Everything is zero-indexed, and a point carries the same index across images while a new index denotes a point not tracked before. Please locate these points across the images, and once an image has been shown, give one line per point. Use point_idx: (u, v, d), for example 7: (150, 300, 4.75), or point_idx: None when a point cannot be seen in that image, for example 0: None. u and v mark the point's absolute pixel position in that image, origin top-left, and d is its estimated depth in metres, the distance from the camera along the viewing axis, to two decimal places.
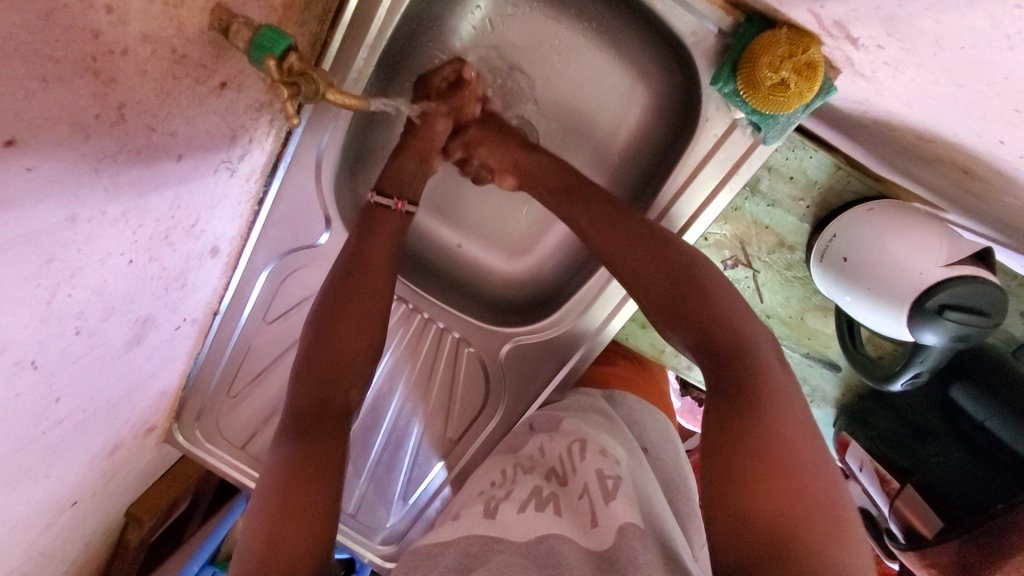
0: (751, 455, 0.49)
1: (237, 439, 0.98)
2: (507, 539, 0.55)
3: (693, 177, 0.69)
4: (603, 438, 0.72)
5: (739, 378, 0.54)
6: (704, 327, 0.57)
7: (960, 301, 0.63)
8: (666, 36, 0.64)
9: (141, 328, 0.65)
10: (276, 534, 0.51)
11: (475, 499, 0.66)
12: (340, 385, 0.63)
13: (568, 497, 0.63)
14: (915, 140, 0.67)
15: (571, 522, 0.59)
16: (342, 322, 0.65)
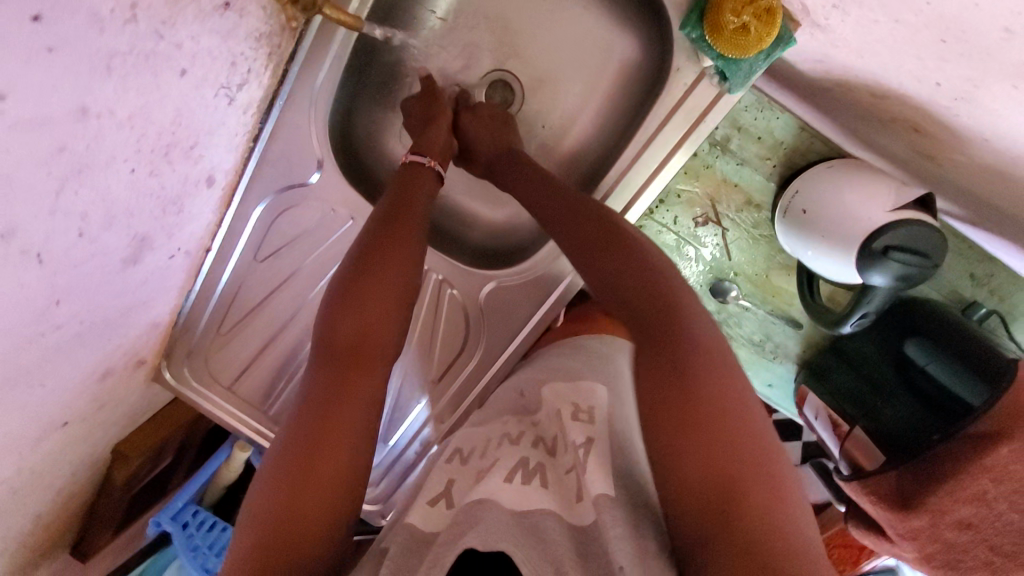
0: (670, 424, 0.52)
1: (225, 380, 1.01)
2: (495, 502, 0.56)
3: (664, 126, 0.73)
4: (585, 397, 0.75)
5: (666, 353, 0.56)
6: (637, 305, 0.60)
7: (904, 243, 0.68)
8: None
9: (138, 248, 0.68)
10: (292, 493, 0.50)
11: (462, 470, 0.67)
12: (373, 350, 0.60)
13: (555, 466, 0.64)
14: (870, 99, 0.74)
15: (558, 493, 0.59)
16: (376, 287, 0.62)
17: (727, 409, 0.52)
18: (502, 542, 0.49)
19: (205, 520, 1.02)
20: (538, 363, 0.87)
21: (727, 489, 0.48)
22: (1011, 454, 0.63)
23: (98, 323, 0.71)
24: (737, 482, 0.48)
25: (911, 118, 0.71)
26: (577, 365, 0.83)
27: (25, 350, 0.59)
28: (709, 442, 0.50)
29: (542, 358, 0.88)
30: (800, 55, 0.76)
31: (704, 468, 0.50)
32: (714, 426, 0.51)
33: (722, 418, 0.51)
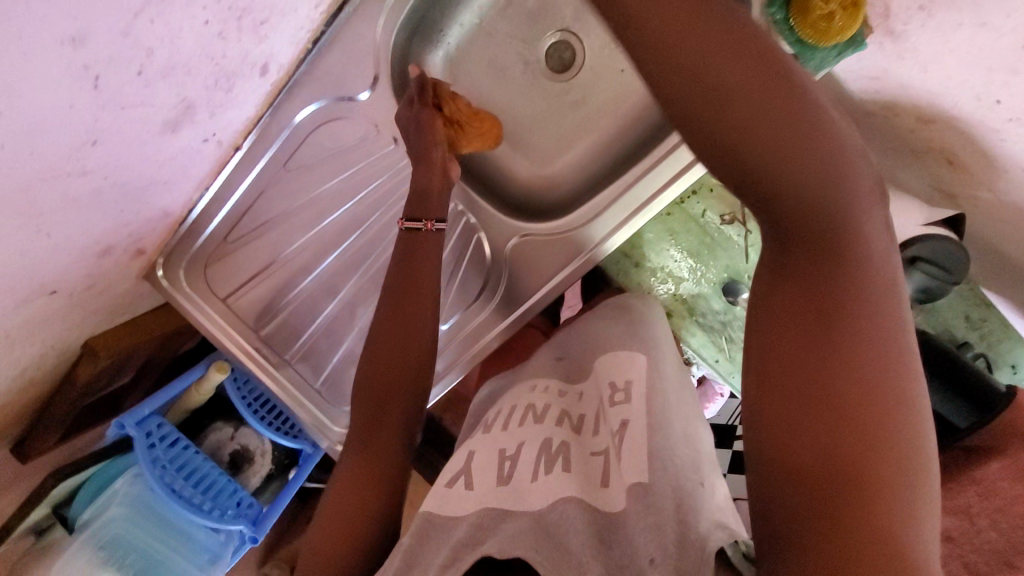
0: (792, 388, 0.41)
1: (219, 291, 0.96)
2: (523, 506, 0.59)
3: None
4: (619, 370, 0.79)
5: (805, 277, 0.43)
6: (791, 209, 0.42)
7: (931, 257, 0.70)
8: None
9: (180, 115, 0.65)
10: (332, 529, 0.60)
11: (486, 444, 0.72)
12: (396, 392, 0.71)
13: (580, 450, 0.69)
14: (916, 122, 0.77)
15: (582, 480, 0.64)
16: (390, 332, 0.73)
17: (876, 362, 0.39)
18: (517, 550, 0.51)
19: (168, 437, 0.97)
20: (579, 337, 0.91)
21: (848, 463, 0.37)
22: (1001, 469, 0.68)
23: (119, 186, 0.67)
24: (865, 455, 0.37)
25: (952, 146, 0.75)
26: (621, 333, 0.86)
27: (47, 186, 0.56)
28: (842, 405, 0.39)
29: (589, 322, 0.92)
30: (857, 69, 0.79)
31: (830, 434, 0.39)
32: (854, 383, 0.39)
33: (860, 365, 0.39)
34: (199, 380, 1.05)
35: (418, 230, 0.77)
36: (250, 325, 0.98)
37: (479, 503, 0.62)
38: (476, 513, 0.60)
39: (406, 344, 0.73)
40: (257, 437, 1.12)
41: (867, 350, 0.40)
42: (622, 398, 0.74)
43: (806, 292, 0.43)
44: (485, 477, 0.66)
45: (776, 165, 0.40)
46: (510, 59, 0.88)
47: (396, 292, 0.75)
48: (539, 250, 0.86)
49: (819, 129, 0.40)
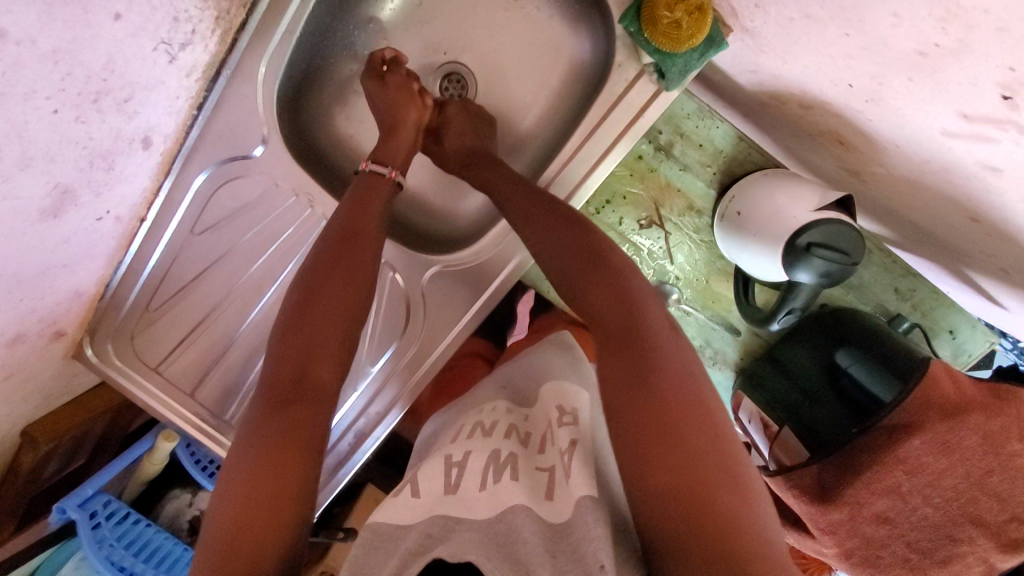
0: (645, 419, 0.54)
1: (151, 362, 0.96)
2: (471, 520, 0.61)
3: (605, 119, 0.77)
4: (565, 397, 0.80)
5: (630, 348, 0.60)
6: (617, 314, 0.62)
7: (826, 240, 0.70)
8: None
9: (59, 200, 0.66)
10: (248, 498, 0.51)
11: (436, 459, 0.75)
12: (324, 361, 0.61)
13: (528, 466, 0.71)
14: (801, 109, 0.78)
15: (529, 492, 0.64)
16: (325, 290, 0.64)
17: (682, 393, 0.55)
18: (469, 552, 0.54)
19: (116, 514, 0.96)
20: (529, 372, 0.94)
21: (682, 472, 0.51)
22: (923, 445, 0.67)
23: (11, 279, 0.67)
24: (690, 470, 0.51)
25: (836, 129, 0.75)
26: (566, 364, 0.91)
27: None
28: (667, 424, 0.53)
29: (540, 359, 0.95)
30: (738, 63, 0.80)
31: (661, 452, 0.53)
32: (664, 410, 0.54)
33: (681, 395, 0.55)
34: (150, 452, 1.04)
35: (381, 175, 0.75)
36: (187, 391, 0.97)
37: (415, 518, 0.63)
38: (423, 520, 0.61)
39: (331, 330, 0.63)
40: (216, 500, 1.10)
41: (682, 384, 0.56)
42: (569, 419, 0.75)
43: (622, 349, 0.60)
44: (431, 486, 0.69)
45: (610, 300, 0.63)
46: None
47: (325, 262, 0.66)
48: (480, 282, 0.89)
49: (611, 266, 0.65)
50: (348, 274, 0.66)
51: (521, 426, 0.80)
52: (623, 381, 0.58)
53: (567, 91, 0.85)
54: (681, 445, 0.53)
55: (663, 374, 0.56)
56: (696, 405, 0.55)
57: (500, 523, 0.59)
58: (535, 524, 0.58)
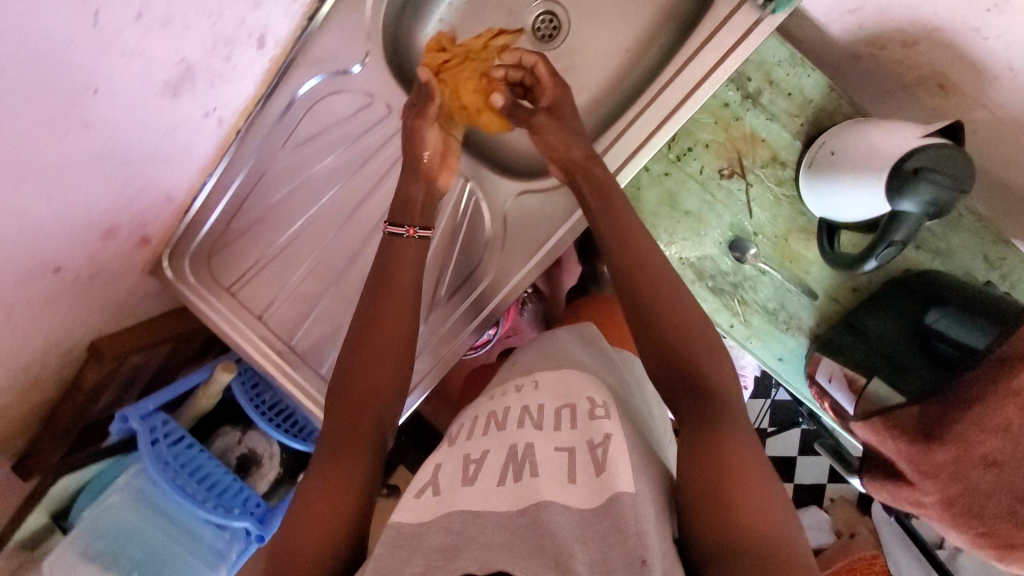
0: (711, 470, 0.58)
1: (225, 281, 0.97)
2: (490, 511, 0.57)
3: (709, 42, 0.78)
4: (590, 389, 0.72)
5: (696, 407, 0.65)
6: (687, 361, 0.67)
7: (934, 164, 0.68)
8: None
9: (180, 78, 0.68)
10: (308, 513, 0.58)
11: (451, 454, 0.70)
12: (371, 403, 0.69)
13: (545, 445, 0.65)
14: (903, 49, 0.78)
15: (559, 478, 0.60)
16: (379, 319, 0.73)
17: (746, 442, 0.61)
18: (499, 562, 0.49)
19: (172, 434, 0.93)
20: (539, 353, 0.86)
21: (726, 489, 0.56)
22: None
23: (123, 156, 0.69)
24: (735, 496, 0.55)
25: (941, 65, 0.75)
26: (585, 355, 0.84)
27: (41, 137, 0.57)
28: (730, 475, 0.57)
29: (553, 342, 0.88)
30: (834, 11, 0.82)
31: (715, 476, 0.57)
32: (730, 452, 0.59)
33: (740, 453, 0.59)
34: (208, 383, 1.03)
35: (399, 236, 0.79)
36: (255, 314, 0.97)
37: (435, 514, 0.59)
38: (445, 515, 0.57)
39: (382, 365, 0.72)
40: (264, 441, 1.08)
41: (742, 442, 0.61)
42: (600, 413, 0.67)
43: (691, 410, 0.65)
44: (451, 481, 0.64)
45: (674, 325, 0.69)
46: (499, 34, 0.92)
47: (374, 299, 0.75)
48: (535, 218, 0.90)
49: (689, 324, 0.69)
50: (391, 311, 0.74)
51: (534, 405, 0.72)
52: (692, 442, 0.62)
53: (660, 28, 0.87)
54: (730, 469, 0.58)
55: (725, 432, 0.61)
56: (756, 463, 0.59)
57: (522, 519, 0.55)
58: (573, 514, 0.55)
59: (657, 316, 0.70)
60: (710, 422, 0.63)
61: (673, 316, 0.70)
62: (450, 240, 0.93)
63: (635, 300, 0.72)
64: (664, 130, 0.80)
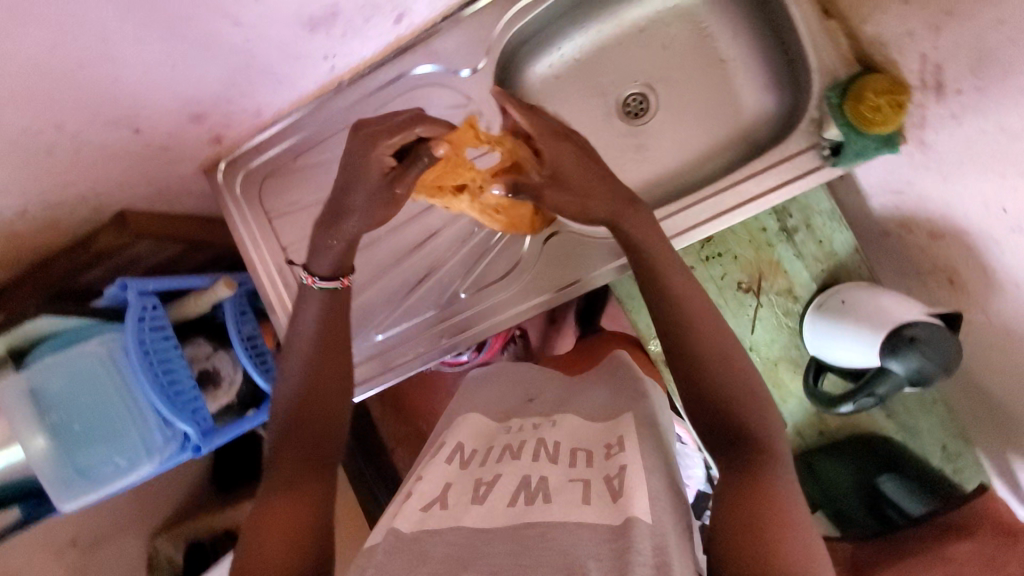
0: (750, 514, 0.54)
1: (267, 205, 1.00)
2: (495, 529, 0.57)
3: (769, 167, 0.85)
4: (622, 427, 0.71)
5: (743, 460, 0.61)
6: (727, 408, 0.64)
7: (929, 340, 0.76)
8: (790, 62, 0.89)
9: (324, 17, 0.76)
10: (268, 533, 0.58)
11: (461, 474, 0.68)
12: (314, 431, 0.69)
13: (559, 477, 0.64)
14: (927, 240, 0.88)
15: (568, 502, 0.59)
16: (327, 350, 0.73)
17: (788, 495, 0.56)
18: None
19: (157, 320, 0.93)
20: (564, 400, 0.82)
21: (763, 551, 0.51)
22: None
23: (248, 58, 0.76)
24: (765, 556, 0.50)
25: (956, 264, 0.85)
26: (606, 399, 0.80)
27: (195, 9, 0.63)
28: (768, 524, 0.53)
29: (592, 386, 0.86)
30: (883, 188, 0.92)
31: (746, 533, 0.53)
32: (768, 502, 0.55)
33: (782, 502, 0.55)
34: (202, 292, 1.05)
35: (333, 289, 0.75)
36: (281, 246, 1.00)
37: (439, 527, 0.59)
38: (449, 530, 0.58)
39: (328, 393, 0.72)
40: (231, 366, 1.10)
41: (789, 496, 0.56)
42: (617, 451, 0.67)
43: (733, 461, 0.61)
44: (459, 499, 0.63)
45: (726, 378, 0.65)
46: (592, 93, 1.02)
47: (318, 333, 0.74)
48: (561, 253, 0.94)
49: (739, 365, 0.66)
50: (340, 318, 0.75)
51: (549, 439, 0.71)
52: (733, 486, 0.59)
53: (734, 144, 0.97)
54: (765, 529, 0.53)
55: (768, 484, 0.57)
56: (797, 515, 0.55)
57: (528, 531, 0.55)
58: (587, 531, 0.55)
59: (706, 362, 0.66)
60: (751, 478, 0.58)
61: (715, 361, 0.66)
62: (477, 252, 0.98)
63: (682, 353, 0.67)
64: (685, 236, 0.87)
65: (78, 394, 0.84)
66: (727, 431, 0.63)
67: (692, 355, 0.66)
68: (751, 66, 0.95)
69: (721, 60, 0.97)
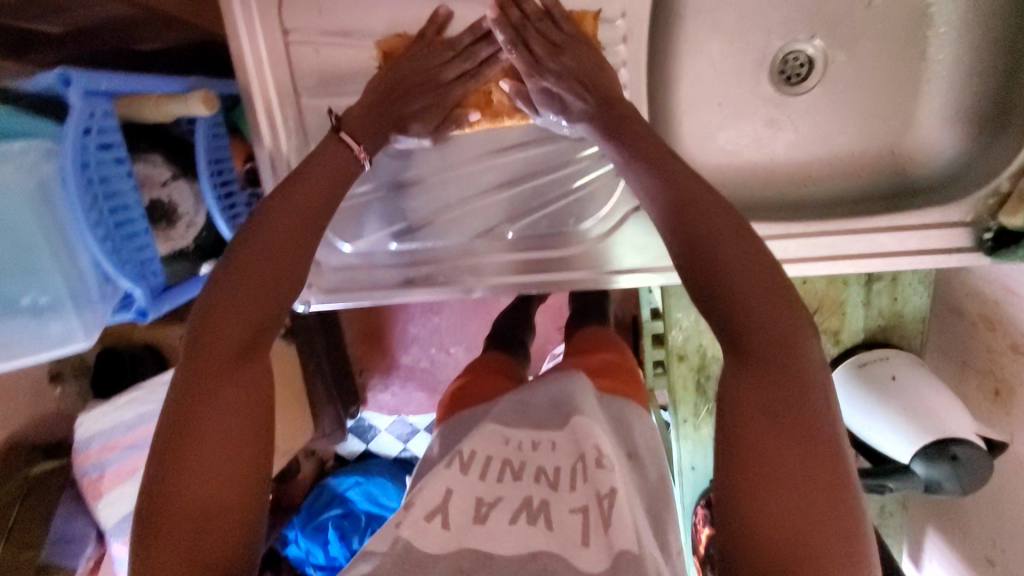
0: (763, 455, 0.43)
1: (288, 21, 0.73)
2: (503, 553, 0.52)
3: (918, 226, 0.72)
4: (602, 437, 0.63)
5: (774, 383, 0.45)
6: (728, 292, 0.48)
7: (967, 464, 0.73)
8: (1010, 100, 0.71)
9: None
10: (201, 463, 0.45)
11: (462, 478, 0.60)
12: (247, 347, 0.50)
13: (561, 503, 0.58)
14: (1001, 350, 0.82)
15: (561, 536, 0.54)
16: (251, 248, 0.51)
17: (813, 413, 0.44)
18: None
19: (106, 135, 0.70)
20: (554, 396, 0.74)
21: (778, 489, 0.42)
22: None
23: None
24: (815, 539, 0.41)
25: (1015, 382, 0.80)
26: None
27: None
28: (776, 460, 0.43)
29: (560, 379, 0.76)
30: (992, 276, 0.83)
31: (774, 466, 0.43)
32: (791, 426, 0.44)
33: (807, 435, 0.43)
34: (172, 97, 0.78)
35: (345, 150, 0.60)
36: (295, 91, 0.76)
37: (442, 544, 0.53)
38: (457, 552, 0.52)
39: (250, 291, 0.50)
40: (192, 202, 0.89)
41: (808, 418, 0.44)
42: (607, 465, 0.59)
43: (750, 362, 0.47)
44: (460, 514, 0.56)
45: (717, 251, 0.48)
46: (752, 32, 0.78)
47: (262, 210, 0.54)
48: (615, 241, 0.79)
49: (742, 255, 0.48)
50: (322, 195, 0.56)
51: (547, 461, 0.63)
52: (745, 414, 0.46)
53: (881, 163, 0.80)
54: (820, 488, 0.42)
55: (772, 397, 0.45)
56: (815, 433, 0.43)
57: (534, 565, 0.50)
58: None
59: (714, 258, 0.48)
60: (786, 381, 0.45)
61: (745, 272, 0.48)
62: (530, 194, 0.79)
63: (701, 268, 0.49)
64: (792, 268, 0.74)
65: None
66: (754, 344, 0.47)
67: (710, 256, 0.48)
68: (949, 81, 0.75)
69: (923, 56, 0.76)
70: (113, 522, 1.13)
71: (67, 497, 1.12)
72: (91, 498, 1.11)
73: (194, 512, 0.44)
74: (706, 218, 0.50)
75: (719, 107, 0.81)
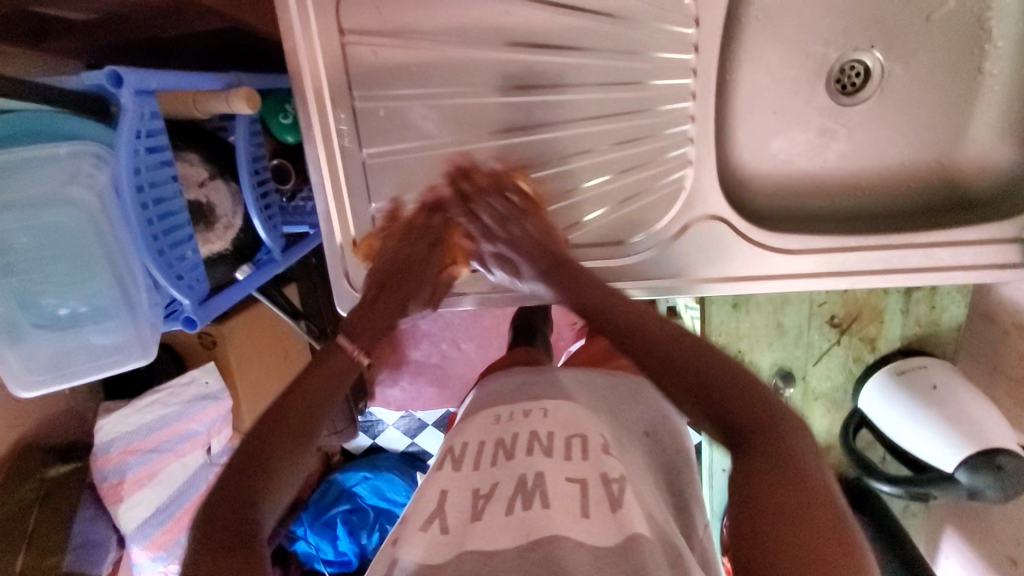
0: (766, 514, 0.44)
1: (344, 21, 0.70)
2: (501, 547, 0.45)
3: (974, 242, 0.73)
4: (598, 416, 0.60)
5: (759, 453, 0.49)
6: (696, 379, 0.55)
7: (1012, 474, 0.75)
8: None
9: None
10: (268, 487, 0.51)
11: (457, 479, 0.54)
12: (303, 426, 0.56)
13: (554, 472, 0.52)
14: None
15: (563, 512, 0.48)
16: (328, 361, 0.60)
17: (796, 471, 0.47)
18: None
19: (154, 139, 0.67)
20: (548, 380, 0.69)
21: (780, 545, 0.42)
22: None
23: None
24: (824, 556, 0.41)
25: None
26: None
27: None
28: (785, 514, 0.44)
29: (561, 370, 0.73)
30: None
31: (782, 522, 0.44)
32: (777, 483, 0.46)
33: (802, 483, 0.46)
34: (211, 92, 0.74)
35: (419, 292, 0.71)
36: (347, 93, 0.73)
37: (445, 552, 0.46)
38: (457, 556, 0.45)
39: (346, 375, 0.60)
40: (231, 204, 0.85)
41: (791, 474, 0.47)
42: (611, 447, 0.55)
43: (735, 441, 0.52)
44: (459, 516, 0.50)
45: (678, 353, 0.57)
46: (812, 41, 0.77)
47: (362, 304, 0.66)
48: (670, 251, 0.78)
49: (697, 355, 0.56)
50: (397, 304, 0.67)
51: (540, 429, 0.58)
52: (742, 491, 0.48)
53: (932, 178, 0.80)
54: (823, 529, 0.43)
55: (760, 463, 0.48)
56: (796, 486, 0.46)
57: (534, 554, 0.44)
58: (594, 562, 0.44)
59: (674, 363, 0.57)
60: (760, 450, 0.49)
61: (696, 361, 0.56)
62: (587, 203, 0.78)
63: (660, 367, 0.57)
64: (850, 281, 0.75)
65: (45, 236, 0.63)
66: (734, 424, 0.52)
67: (664, 356, 0.57)
68: (1003, 99, 0.76)
69: (977, 73, 0.76)
70: (135, 526, 1.07)
71: (88, 499, 1.04)
72: (111, 503, 1.04)
73: (250, 517, 0.49)
74: (649, 323, 0.61)
75: (774, 116, 0.79)
